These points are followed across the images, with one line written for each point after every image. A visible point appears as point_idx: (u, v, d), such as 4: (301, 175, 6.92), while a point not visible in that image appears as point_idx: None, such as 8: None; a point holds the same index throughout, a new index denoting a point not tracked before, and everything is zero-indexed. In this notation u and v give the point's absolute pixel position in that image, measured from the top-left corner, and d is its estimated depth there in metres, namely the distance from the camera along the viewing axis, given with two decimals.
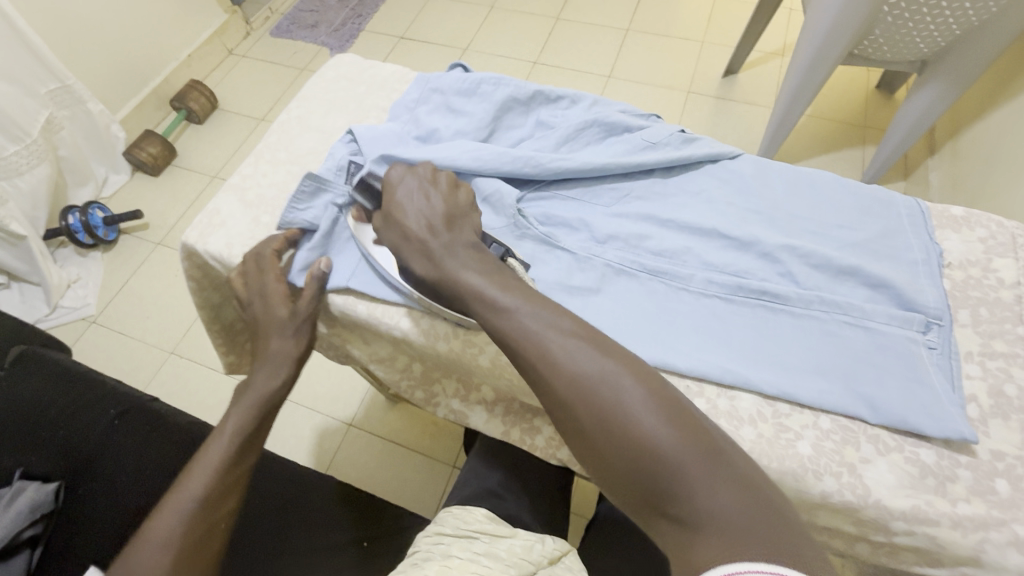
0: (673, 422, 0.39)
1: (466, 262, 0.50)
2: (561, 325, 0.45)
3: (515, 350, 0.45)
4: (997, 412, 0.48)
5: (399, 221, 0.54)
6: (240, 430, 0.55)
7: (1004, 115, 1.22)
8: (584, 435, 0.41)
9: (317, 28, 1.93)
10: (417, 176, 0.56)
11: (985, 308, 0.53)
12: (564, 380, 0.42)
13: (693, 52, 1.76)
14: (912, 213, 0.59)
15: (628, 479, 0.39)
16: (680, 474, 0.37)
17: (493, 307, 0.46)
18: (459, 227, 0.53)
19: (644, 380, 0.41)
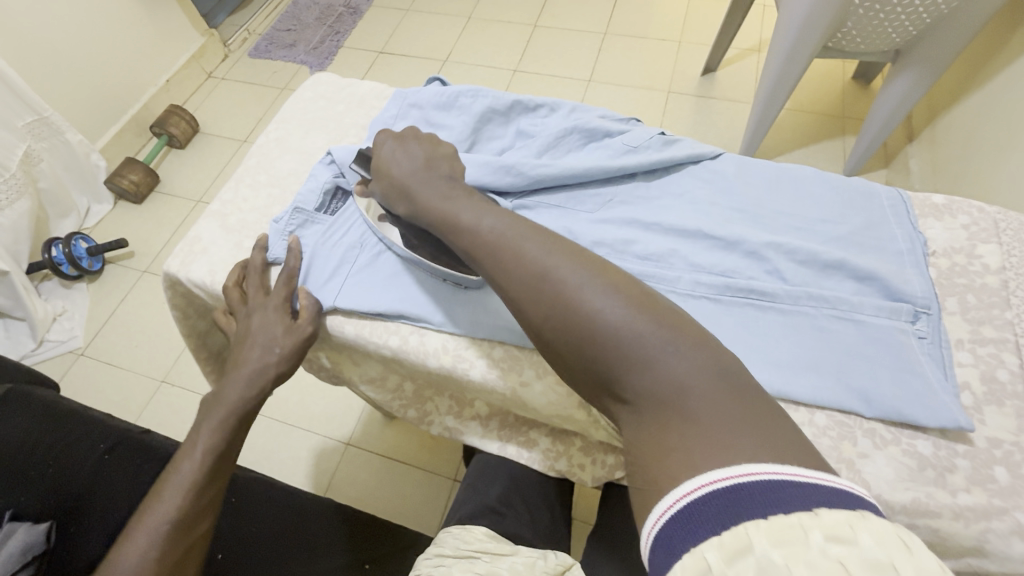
0: (623, 305, 0.39)
1: (439, 192, 0.52)
2: (517, 226, 0.46)
3: (477, 256, 0.47)
4: (991, 399, 0.48)
5: (383, 167, 0.57)
6: (209, 445, 0.53)
7: (982, 98, 1.23)
8: (540, 330, 0.42)
9: (295, 47, 1.93)
10: (403, 139, 0.58)
11: (972, 295, 0.53)
12: (521, 280, 0.43)
13: (671, 53, 1.78)
14: (894, 203, 0.59)
15: (583, 364, 0.40)
16: (631, 354, 0.37)
17: (456, 227, 0.49)
18: (438, 168, 0.55)
19: (598, 271, 0.42)
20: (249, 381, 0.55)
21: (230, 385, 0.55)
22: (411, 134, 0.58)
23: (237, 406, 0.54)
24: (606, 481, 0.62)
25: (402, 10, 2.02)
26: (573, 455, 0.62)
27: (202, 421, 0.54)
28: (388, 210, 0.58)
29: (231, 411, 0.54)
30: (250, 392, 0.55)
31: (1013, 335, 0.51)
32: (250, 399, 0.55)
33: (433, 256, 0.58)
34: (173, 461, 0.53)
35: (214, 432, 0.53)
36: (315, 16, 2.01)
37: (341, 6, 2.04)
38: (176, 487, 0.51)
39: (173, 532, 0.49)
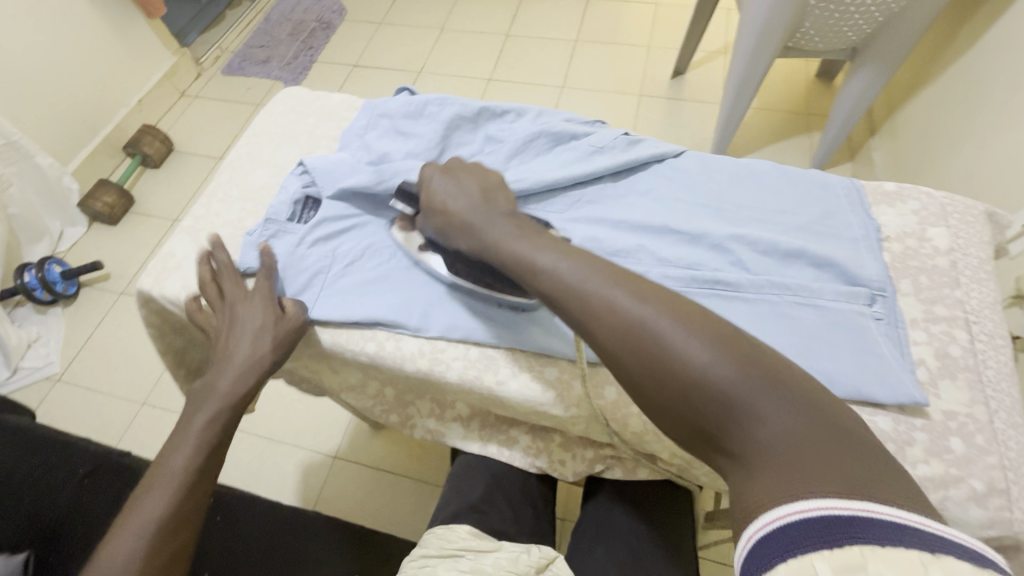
0: (722, 352, 0.36)
1: (506, 229, 0.53)
2: (603, 271, 0.45)
3: (561, 302, 0.45)
4: (945, 374, 0.50)
5: (437, 200, 0.58)
6: (190, 457, 0.51)
7: (936, 91, 1.28)
8: (634, 381, 0.40)
9: (269, 63, 1.93)
10: (452, 172, 0.59)
11: (924, 276, 0.56)
12: (609, 325, 0.41)
13: (640, 57, 1.82)
14: (848, 192, 0.62)
15: (682, 419, 0.37)
16: (732, 405, 0.35)
17: (535, 268, 0.48)
18: (495, 200, 0.56)
19: (693, 318, 0.39)
20: (241, 369, 0.54)
21: (218, 378, 0.54)
22: (454, 166, 0.60)
23: (219, 413, 0.53)
24: (586, 475, 0.63)
25: (374, 23, 2.03)
26: (553, 450, 0.63)
27: (179, 435, 0.52)
28: (439, 237, 0.58)
29: (213, 418, 0.53)
30: (233, 397, 0.54)
31: (963, 312, 0.53)
32: (241, 390, 0.54)
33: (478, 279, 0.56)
34: (163, 452, 0.51)
35: (194, 444, 0.51)
36: (288, 32, 2.02)
37: (313, 21, 2.04)
38: (165, 477, 0.49)
39: (164, 522, 0.47)
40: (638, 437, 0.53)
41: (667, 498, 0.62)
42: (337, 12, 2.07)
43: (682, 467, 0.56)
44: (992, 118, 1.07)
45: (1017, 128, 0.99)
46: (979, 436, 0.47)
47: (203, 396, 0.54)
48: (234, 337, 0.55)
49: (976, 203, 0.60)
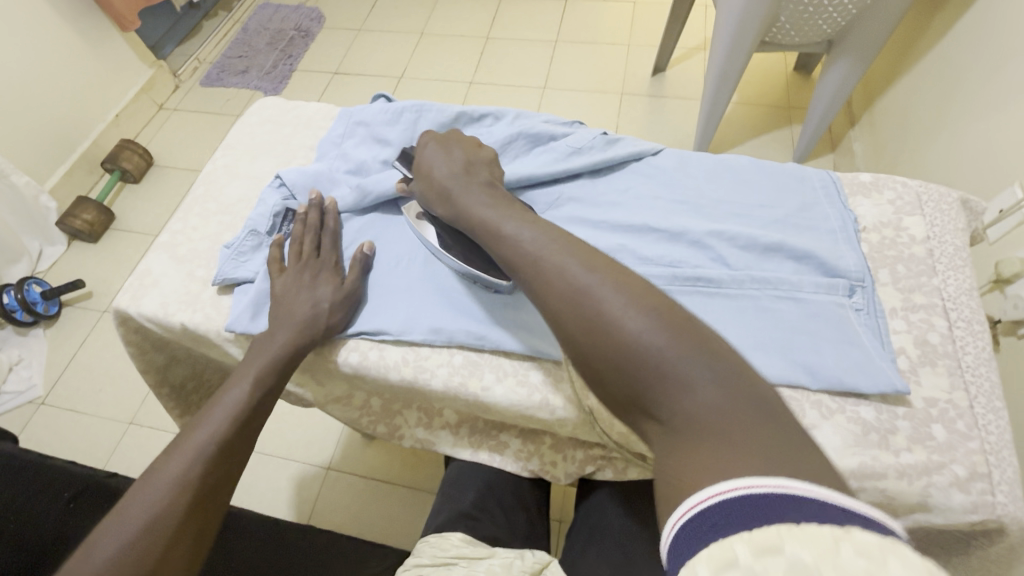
0: (662, 325, 0.37)
1: (480, 198, 0.53)
2: (558, 241, 0.45)
3: (517, 270, 0.46)
4: (925, 361, 0.51)
5: (426, 168, 0.58)
6: (172, 484, 0.46)
7: (911, 80, 1.30)
8: (573, 347, 0.40)
9: (248, 73, 1.92)
10: (447, 144, 0.59)
11: (902, 265, 0.56)
12: (558, 293, 0.42)
13: (621, 56, 1.83)
14: (825, 184, 0.62)
15: (614, 385, 0.38)
16: (662, 374, 0.35)
17: (500, 235, 0.49)
18: (478, 172, 0.57)
19: (639, 291, 0.40)
20: (263, 371, 0.53)
21: (241, 379, 0.53)
22: (449, 138, 0.60)
23: (203, 450, 0.48)
24: (578, 477, 0.63)
25: (353, 30, 2.02)
26: (544, 453, 0.62)
27: (151, 480, 0.46)
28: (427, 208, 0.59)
29: (194, 457, 0.47)
30: (221, 433, 0.49)
31: (940, 300, 0.54)
32: (257, 396, 0.52)
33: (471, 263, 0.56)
34: (162, 456, 0.48)
35: (171, 487, 0.46)
36: (266, 42, 2.00)
37: (292, 30, 2.03)
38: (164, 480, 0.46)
39: (154, 530, 0.43)
40: (625, 438, 0.53)
41: (658, 500, 0.63)
42: (315, 19, 2.06)
43: None
44: (967, 107, 1.08)
45: (992, 115, 1.01)
46: (960, 422, 0.47)
47: (217, 400, 0.52)
48: (300, 304, 0.56)
49: (950, 191, 0.61)
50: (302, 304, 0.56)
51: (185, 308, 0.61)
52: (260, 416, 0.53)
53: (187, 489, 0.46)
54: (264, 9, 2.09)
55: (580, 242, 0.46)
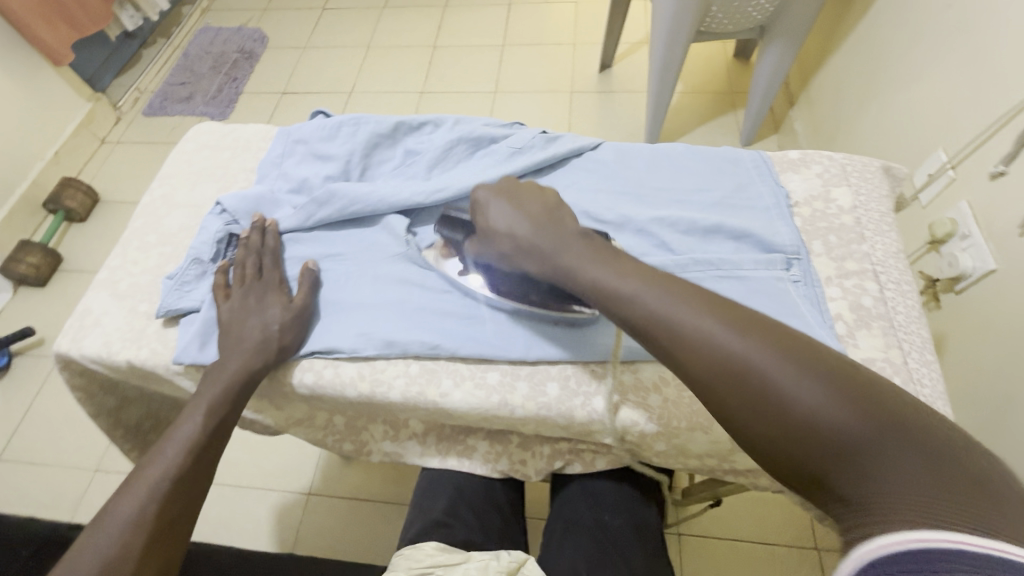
0: (837, 394, 0.33)
1: (581, 254, 0.48)
2: (690, 298, 0.41)
3: (644, 331, 0.42)
4: (861, 324, 0.53)
5: (496, 228, 0.53)
6: (124, 529, 0.44)
7: (841, 58, 1.36)
8: (733, 418, 0.37)
9: (192, 99, 1.87)
10: (508, 196, 0.54)
11: (834, 235, 0.59)
12: (705, 359, 0.38)
13: (568, 55, 1.85)
14: (757, 164, 0.65)
15: (786, 462, 0.34)
16: (849, 447, 0.32)
17: (616, 295, 0.44)
18: (560, 222, 0.51)
19: (799, 354, 0.36)
20: (215, 402, 0.52)
21: (192, 413, 0.51)
22: (507, 189, 0.55)
23: (157, 488, 0.46)
24: (548, 473, 0.63)
25: (299, 48, 2.00)
26: (512, 453, 0.62)
27: (103, 522, 0.45)
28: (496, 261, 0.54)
29: (149, 496, 0.46)
30: (175, 468, 0.48)
31: (870, 265, 0.56)
32: (209, 429, 0.51)
33: (522, 297, 0.54)
34: (113, 498, 0.46)
35: (126, 529, 0.44)
36: (209, 66, 1.96)
37: (234, 52, 1.99)
38: (115, 526, 0.44)
39: None
40: (586, 429, 0.54)
41: (627, 484, 0.63)
42: (258, 40, 2.02)
43: (635, 451, 0.57)
44: (891, 79, 1.14)
45: (914, 85, 1.06)
46: (897, 378, 0.50)
47: (168, 437, 0.50)
48: (245, 330, 0.55)
49: (871, 160, 0.64)
50: (255, 329, 0.55)
51: (130, 345, 0.59)
52: (217, 448, 0.51)
53: (144, 530, 0.44)
54: (204, 33, 2.05)
55: (720, 297, 0.42)
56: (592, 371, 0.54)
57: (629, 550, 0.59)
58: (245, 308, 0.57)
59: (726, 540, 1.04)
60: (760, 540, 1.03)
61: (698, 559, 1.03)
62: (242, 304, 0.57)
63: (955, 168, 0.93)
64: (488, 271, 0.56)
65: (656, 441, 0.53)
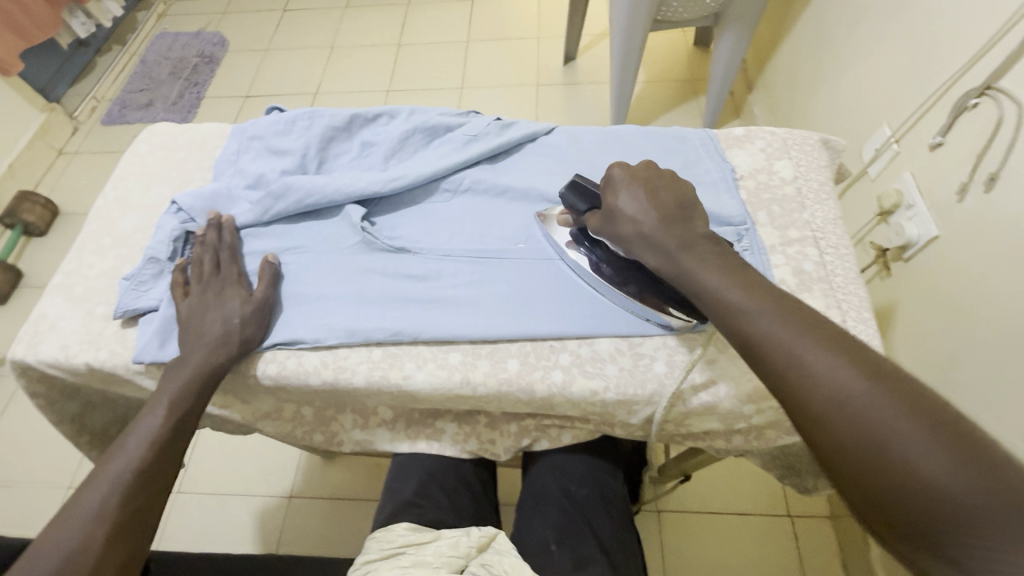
0: (964, 461, 0.31)
1: (708, 258, 0.45)
2: (807, 330, 0.39)
3: (755, 353, 0.40)
4: (803, 288, 0.56)
5: (624, 214, 0.49)
6: (86, 524, 0.44)
7: (793, 42, 1.40)
8: (837, 459, 0.35)
9: (153, 106, 1.83)
10: (643, 183, 0.50)
11: (776, 206, 0.61)
12: (819, 396, 0.36)
13: (533, 49, 1.87)
14: (703, 141, 0.67)
15: (889, 513, 0.32)
16: (967, 516, 0.29)
17: (736, 311, 0.42)
18: (692, 223, 0.47)
19: (927, 409, 0.33)
20: (179, 395, 0.52)
21: (155, 407, 0.51)
22: (645, 171, 0.51)
23: (120, 480, 0.47)
24: (517, 451, 0.65)
25: (260, 50, 1.97)
26: (481, 431, 0.64)
27: (64, 516, 0.45)
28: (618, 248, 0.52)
29: (111, 490, 0.46)
30: (138, 463, 0.48)
31: (811, 232, 0.59)
32: (172, 423, 0.51)
33: (619, 284, 0.55)
34: (74, 496, 0.46)
35: (88, 521, 0.44)
36: (168, 72, 1.92)
37: (194, 57, 1.95)
38: (76, 521, 0.44)
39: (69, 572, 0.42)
40: (548, 403, 0.55)
41: (593, 455, 0.65)
42: (218, 43, 1.99)
43: (598, 421, 0.59)
44: (839, 60, 1.18)
45: (859, 64, 1.10)
46: None
47: (131, 432, 0.50)
48: (208, 324, 0.55)
49: (810, 134, 0.67)
50: (215, 323, 0.55)
51: (88, 347, 0.59)
52: (181, 442, 0.52)
53: (106, 522, 0.45)
54: (162, 38, 2.01)
55: (847, 334, 0.39)
56: (551, 347, 0.55)
57: (596, 518, 0.61)
58: (209, 302, 0.57)
59: (702, 513, 1.07)
60: (734, 511, 1.06)
61: (676, 534, 1.05)
62: (207, 298, 0.57)
63: (899, 141, 0.97)
64: (600, 252, 0.56)
65: (615, 410, 0.55)
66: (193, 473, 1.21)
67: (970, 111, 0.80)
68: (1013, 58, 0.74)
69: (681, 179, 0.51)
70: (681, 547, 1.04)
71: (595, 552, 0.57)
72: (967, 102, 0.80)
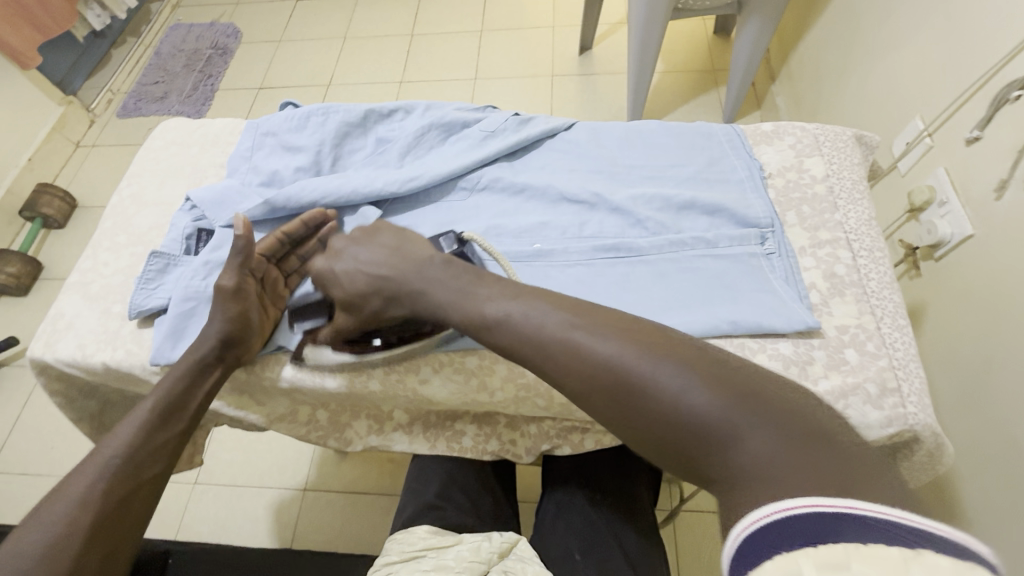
0: (694, 377, 0.34)
1: (444, 283, 0.48)
2: (559, 312, 0.41)
3: (523, 350, 0.42)
4: (835, 292, 0.53)
5: (353, 289, 0.52)
6: (68, 507, 0.44)
7: (819, 30, 1.35)
8: (618, 428, 0.37)
9: (167, 98, 1.83)
10: (345, 252, 0.55)
11: (807, 205, 0.59)
12: (578, 374, 0.38)
13: (548, 39, 1.82)
14: (730, 138, 0.64)
15: (667, 460, 0.34)
16: (707, 429, 0.32)
17: (491, 322, 0.44)
18: (415, 256, 0.52)
19: (658, 347, 0.36)
20: (178, 374, 0.52)
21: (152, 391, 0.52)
22: (344, 245, 0.55)
23: (108, 467, 0.47)
24: (538, 454, 0.63)
25: (274, 42, 1.96)
26: (501, 433, 0.63)
27: (49, 505, 0.44)
28: (370, 326, 0.53)
29: (99, 475, 0.46)
30: (127, 446, 0.48)
31: (843, 233, 0.56)
32: (165, 405, 0.51)
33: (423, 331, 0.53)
34: (60, 484, 0.46)
35: (72, 511, 0.44)
36: (182, 63, 1.91)
37: (208, 48, 1.95)
38: (60, 505, 0.44)
39: (49, 558, 0.41)
40: (567, 409, 0.54)
41: (615, 461, 0.64)
42: (232, 35, 1.98)
43: None
44: (868, 50, 1.13)
45: (891, 53, 1.06)
46: (870, 344, 0.50)
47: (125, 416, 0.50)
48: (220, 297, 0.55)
49: (843, 129, 0.64)
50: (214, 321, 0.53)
51: (105, 346, 0.59)
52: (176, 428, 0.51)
53: (88, 509, 0.44)
54: (177, 29, 2.00)
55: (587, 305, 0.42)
56: None
57: (620, 527, 0.59)
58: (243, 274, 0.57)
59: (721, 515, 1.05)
60: None
61: (695, 536, 1.04)
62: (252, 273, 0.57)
63: (932, 135, 0.93)
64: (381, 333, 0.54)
65: None
66: (210, 466, 1.22)
67: (1012, 103, 0.76)
68: None
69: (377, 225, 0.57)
70: (699, 548, 1.03)
71: (620, 561, 0.56)
72: (1009, 94, 0.76)
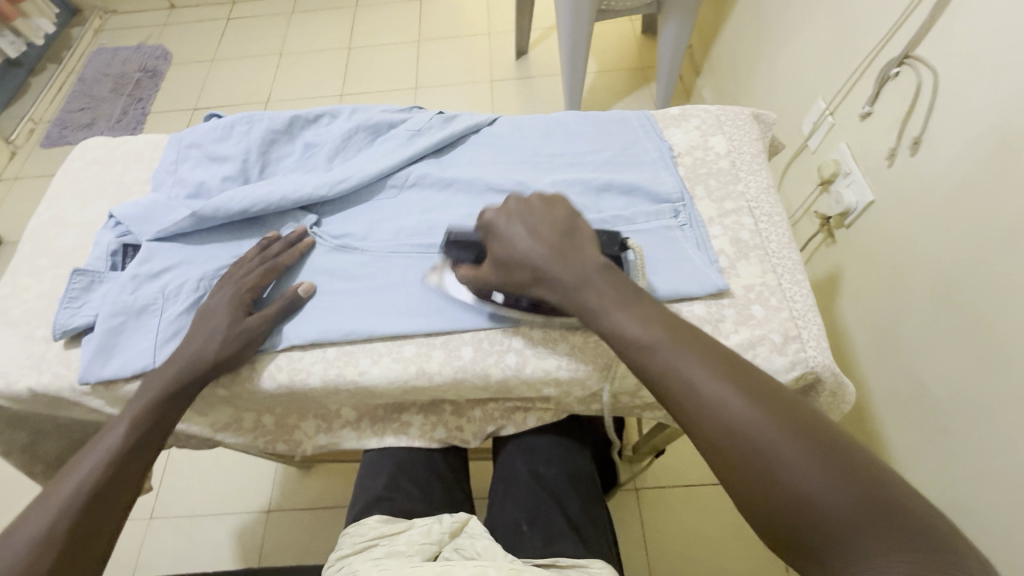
0: (841, 479, 0.34)
1: (606, 290, 0.46)
2: (714, 364, 0.41)
3: (661, 385, 0.42)
4: (741, 255, 0.58)
5: (514, 255, 0.50)
6: (30, 543, 0.43)
7: (732, 25, 1.44)
8: (735, 481, 0.38)
9: (95, 124, 1.76)
10: (514, 216, 0.52)
11: (713, 179, 0.63)
12: (718, 424, 0.39)
13: (485, 46, 1.86)
14: (642, 123, 0.69)
15: (779, 532, 0.35)
16: (843, 529, 0.33)
17: (642, 344, 0.43)
18: (580, 249, 0.49)
19: (810, 436, 0.36)
20: (146, 407, 0.51)
21: (119, 422, 0.51)
22: (517, 208, 0.52)
23: (73, 501, 0.46)
24: (486, 438, 0.65)
25: (206, 62, 1.92)
26: (447, 420, 0.64)
27: (10, 539, 0.43)
28: (506, 289, 0.52)
29: (63, 510, 0.45)
30: (92, 480, 0.47)
31: (745, 202, 0.61)
32: (132, 437, 0.50)
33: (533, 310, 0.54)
34: (20, 518, 0.45)
35: (34, 546, 0.43)
36: (109, 88, 1.85)
37: (137, 71, 1.89)
38: (21, 541, 0.43)
39: None
40: (504, 386, 0.56)
41: (560, 436, 0.66)
42: (161, 57, 1.93)
43: (557, 400, 0.60)
44: (774, 40, 1.22)
45: (793, 42, 1.15)
46: (773, 298, 0.55)
47: (89, 447, 0.49)
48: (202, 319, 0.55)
49: (742, 109, 0.70)
50: (195, 341, 0.53)
51: (30, 371, 0.57)
52: (145, 459, 0.51)
53: (54, 546, 0.44)
54: (101, 54, 1.93)
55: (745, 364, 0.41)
56: (504, 332, 0.56)
57: (566, 497, 0.62)
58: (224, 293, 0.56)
59: (678, 487, 1.10)
60: (710, 481, 1.10)
61: (656, 509, 1.08)
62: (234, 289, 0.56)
63: (833, 114, 1.02)
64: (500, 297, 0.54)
65: (572, 388, 0.56)
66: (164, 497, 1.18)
67: (893, 80, 0.85)
68: (926, 27, 0.78)
69: (549, 195, 0.53)
70: (660, 521, 1.07)
71: (566, 528, 0.58)
72: (889, 71, 0.84)
